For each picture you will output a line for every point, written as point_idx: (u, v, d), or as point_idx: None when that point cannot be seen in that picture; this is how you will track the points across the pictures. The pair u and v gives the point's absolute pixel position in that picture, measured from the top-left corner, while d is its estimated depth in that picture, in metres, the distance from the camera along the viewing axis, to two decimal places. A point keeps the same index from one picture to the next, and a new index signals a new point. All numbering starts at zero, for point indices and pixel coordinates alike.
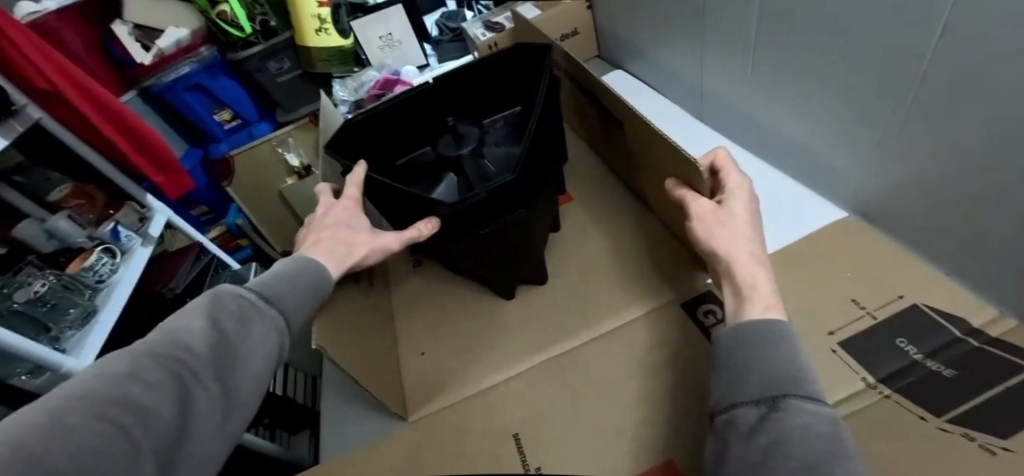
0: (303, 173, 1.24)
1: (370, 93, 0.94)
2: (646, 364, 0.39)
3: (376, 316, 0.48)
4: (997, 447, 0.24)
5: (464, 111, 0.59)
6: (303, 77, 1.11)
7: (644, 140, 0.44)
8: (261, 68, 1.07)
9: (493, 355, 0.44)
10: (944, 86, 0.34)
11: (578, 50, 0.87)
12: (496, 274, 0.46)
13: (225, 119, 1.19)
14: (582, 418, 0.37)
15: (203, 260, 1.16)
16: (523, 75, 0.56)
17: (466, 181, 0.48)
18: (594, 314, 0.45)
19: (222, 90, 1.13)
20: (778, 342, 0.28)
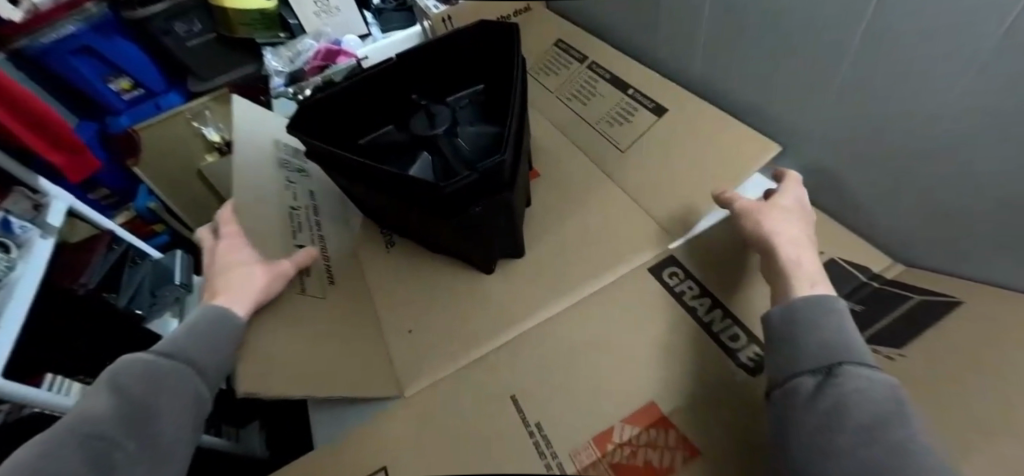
0: (224, 150, 1.14)
1: (312, 64, 0.88)
2: (622, 319, 0.43)
3: (345, 312, 0.48)
4: (897, 355, 0.34)
5: (428, 87, 0.58)
6: (219, 41, 0.99)
7: (681, 139, 0.53)
8: (167, 31, 0.95)
9: (478, 328, 0.46)
10: (869, 79, 0.40)
11: None
12: (478, 253, 0.48)
13: (123, 89, 1.05)
14: (571, 378, 0.40)
15: (116, 250, 1.08)
16: (484, 51, 0.55)
17: (440, 163, 0.48)
18: (571, 282, 0.47)
19: (120, 55, 0.99)
20: (829, 314, 0.33)
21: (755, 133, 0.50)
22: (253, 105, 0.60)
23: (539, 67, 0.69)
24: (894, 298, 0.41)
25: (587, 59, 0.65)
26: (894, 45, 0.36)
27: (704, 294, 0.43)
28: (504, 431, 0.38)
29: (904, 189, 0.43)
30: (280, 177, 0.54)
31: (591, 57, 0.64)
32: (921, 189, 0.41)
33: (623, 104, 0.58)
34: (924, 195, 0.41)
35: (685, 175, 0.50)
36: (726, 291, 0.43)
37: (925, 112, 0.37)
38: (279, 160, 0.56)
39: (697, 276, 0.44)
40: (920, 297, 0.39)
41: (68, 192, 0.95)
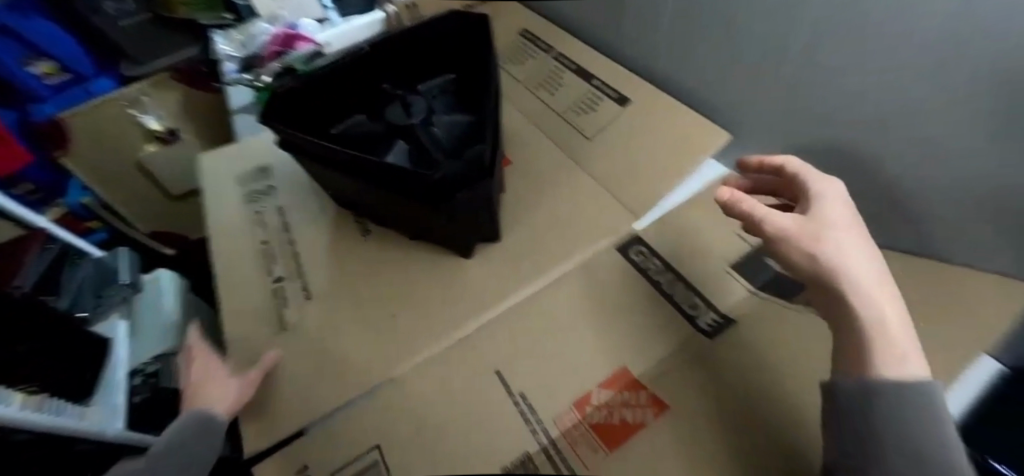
0: (168, 138, 1.11)
1: (268, 50, 0.84)
2: (593, 296, 0.46)
3: (328, 310, 0.50)
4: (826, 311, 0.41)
5: (398, 77, 0.58)
6: (154, 21, 0.98)
7: (643, 123, 0.57)
8: (95, 8, 0.92)
9: (459, 310, 0.48)
10: (811, 88, 0.46)
11: None
12: (461, 235, 0.49)
13: (46, 73, 0.96)
14: (549, 352, 0.43)
15: (52, 249, 1.03)
16: (455, 40, 0.56)
17: (416, 152, 0.49)
18: (548, 260, 0.50)
19: (38, 34, 0.91)
20: (924, 406, 0.30)
21: (709, 124, 0.53)
22: (216, 156, 0.69)
23: (507, 57, 0.71)
24: None
25: (553, 49, 0.67)
26: (833, 45, 0.41)
27: (666, 270, 0.47)
28: (494, 404, 0.41)
29: (839, 172, 0.48)
30: (249, 213, 0.60)
31: (557, 48, 0.67)
32: (853, 171, 0.47)
33: (590, 93, 0.61)
34: (855, 176, 0.47)
35: (651, 159, 0.54)
36: (687, 265, 0.47)
37: (860, 118, 0.43)
38: (245, 195, 0.62)
39: (660, 253, 0.48)
40: None
41: None
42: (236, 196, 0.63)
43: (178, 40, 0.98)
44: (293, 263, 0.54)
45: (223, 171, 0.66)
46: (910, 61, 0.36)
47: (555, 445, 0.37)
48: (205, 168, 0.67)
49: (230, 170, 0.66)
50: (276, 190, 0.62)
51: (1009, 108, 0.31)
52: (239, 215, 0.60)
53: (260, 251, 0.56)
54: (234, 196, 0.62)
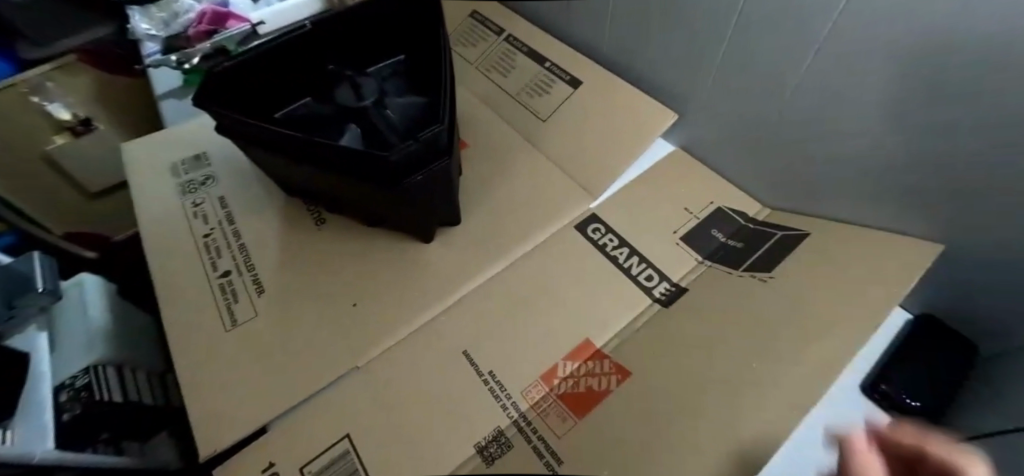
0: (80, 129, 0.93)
1: (196, 28, 0.77)
2: (555, 272, 0.48)
3: (284, 302, 0.48)
4: (768, 276, 0.43)
5: (344, 59, 0.56)
6: None
7: (596, 102, 0.58)
8: None
9: (422, 294, 0.47)
10: (770, 86, 0.46)
11: None
12: (419, 219, 0.48)
13: None
14: (514, 330, 0.44)
15: None
16: (404, 20, 0.54)
17: (371, 135, 0.48)
18: (508, 240, 0.50)
19: None
20: None
21: (658, 107, 0.55)
22: (144, 142, 0.64)
23: (457, 39, 0.70)
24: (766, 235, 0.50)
25: (503, 31, 0.67)
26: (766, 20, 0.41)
27: (622, 245, 0.49)
28: (463, 383, 0.41)
29: None
30: (185, 205, 0.56)
31: (508, 30, 0.66)
32: None
33: (542, 76, 0.62)
34: None
35: (602, 138, 0.55)
36: (643, 241, 0.49)
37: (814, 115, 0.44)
38: (180, 187, 0.58)
39: (616, 229, 0.50)
40: (779, 234, 0.48)
41: None
42: (168, 184, 0.58)
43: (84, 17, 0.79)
44: (240, 258, 0.51)
45: (154, 163, 0.61)
46: (848, 45, 0.36)
47: (525, 417, 0.39)
48: (131, 155, 0.62)
49: (162, 157, 0.62)
50: (216, 180, 0.58)
51: (916, 94, 0.34)
52: (174, 207, 0.56)
53: (201, 247, 0.52)
54: (166, 185, 0.58)
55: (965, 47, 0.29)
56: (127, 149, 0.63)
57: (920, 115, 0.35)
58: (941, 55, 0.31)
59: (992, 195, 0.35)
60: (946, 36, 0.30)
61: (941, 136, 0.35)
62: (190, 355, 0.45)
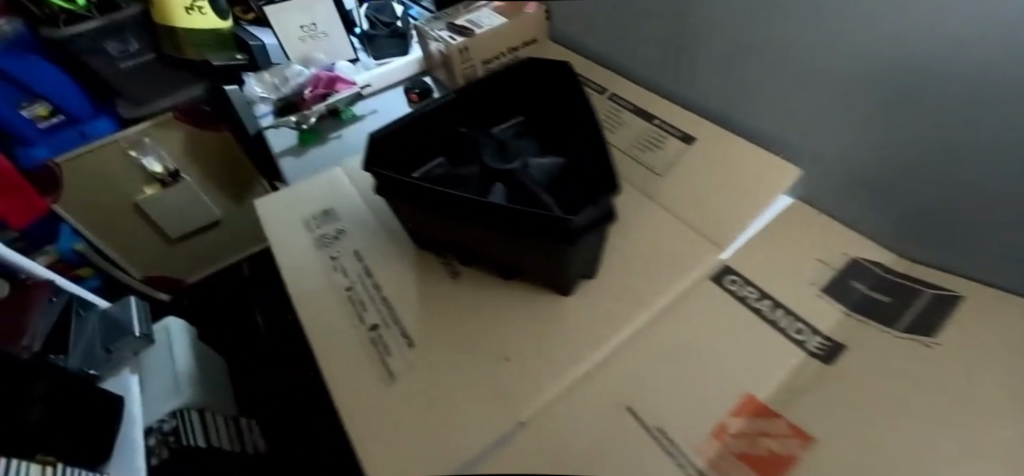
0: (168, 180, 1.41)
1: (313, 92, 0.83)
2: (698, 323, 0.49)
3: (434, 358, 0.48)
4: (931, 343, 0.44)
5: (473, 118, 0.58)
6: (157, 62, 1.26)
7: (715, 153, 0.60)
8: (100, 50, 1.18)
9: (571, 348, 0.48)
10: (801, 93, 0.52)
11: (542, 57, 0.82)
12: (565, 274, 0.49)
13: (40, 115, 1.21)
14: (673, 383, 0.44)
15: (59, 301, 0.98)
16: (532, 83, 0.58)
17: (518, 194, 0.49)
18: (647, 294, 0.51)
19: (27, 74, 1.13)
20: None
21: (781, 161, 0.56)
22: (273, 199, 0.68)
23: None
24: (910, 289, 0.50)
25: (607, 90, 0.71)
26: (796, 29, 0.48)
27: (763, 296, 0.50)
28: (632, 442, 0.41)
29: None
30: (326, 259, 0.59)
31: (611, 89, 0.71)
32: None
33: (651, 132, 0.65)
34: None
35: (719, 190, 0.57)
36: (784, 293, 0.50)
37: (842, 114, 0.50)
38: (316, 242, 0.61)
39: (754, 281, 0.51)
40: (928, 291, 0.49)
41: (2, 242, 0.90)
42: (306, 238, 0.62)
43: (182, 77, 1.30)
44: (385, 312, 0.52)
45: (286, 218, 0.65)
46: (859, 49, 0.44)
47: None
48: (266, 211, 0.67)
49: (294, 213, 0.66)
50: (347, 234, 0.62)
51: (928, 83, 0.40)
52: (315, 262, 0.59)
53: (347, 301, 0.54)
54: (304, 240, 0.62)
55: (965, 40, 0.35)
56: (259, 204, 0.67)
57: (930, 103, 0.41)
58: (946, 50, 0.37)
59: (998, 171, 0.40)
60: (950, 31, 0.36)
61: (950, 120, 0.40)
62: (350, 404, 0.46)
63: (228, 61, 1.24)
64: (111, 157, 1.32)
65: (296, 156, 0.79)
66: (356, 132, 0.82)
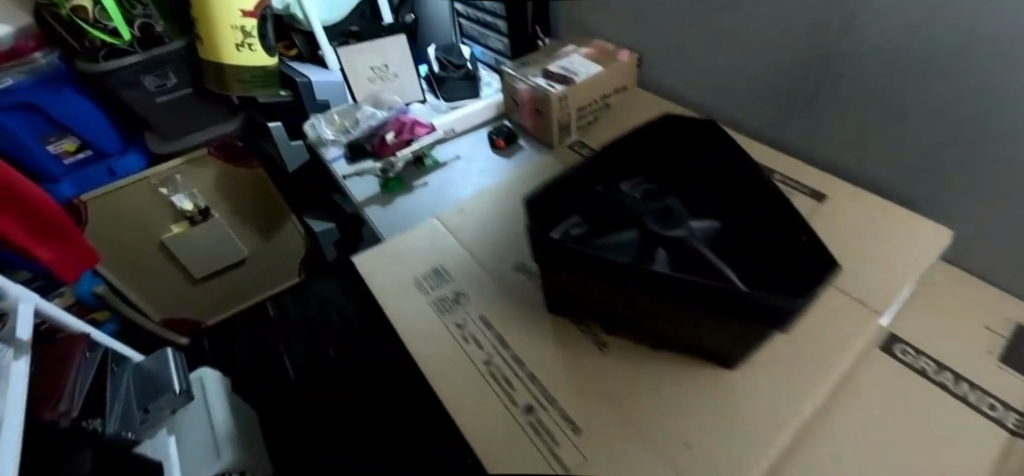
0: (197, 217, 1.37)
1: (398, 136, 0.79)
2: (881, 397, 0.47)
3: (608, 440, 0.43)
4: None
5: (610, 175, 0.56)
6: (194, 94, 1.23)
7: (851, 215, 0.60)
8: (136, 82, 1.14)
9: (755, 428, 0.44)
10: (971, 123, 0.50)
11: (632, 104, 0.81)
12: (738, 349, 0.46)
13: (66, 151, 1.17)
14: (879, 467, 0.42)
15: (95, 356, 0.91)
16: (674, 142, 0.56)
17: (685, 259, 0.45)
18: (821, 366, 0.48)
19: (63, 110, 1.10)
20: None
21: (929, 222, 0.57)
22: (372, 253, 0.64)
23: None
24: None
25: None
26: (966, 63, 0.47)
27: (942, 368, 0.49)
28: None
29: None
30: (450, 325, 0.54)
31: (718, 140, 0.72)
32: None
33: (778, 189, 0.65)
34: None
35: (864, 252, 0.56)
36: (961, 363, 0.49)
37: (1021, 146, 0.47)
38: (434, 306, 0.56)
39: (926, 351, 0.50)
40: None
41: (37, 293, 0.84)
42: (420, 300, 0.57)
43: (216, 107, 1.27)
44: (536, 390, 0.48)
45: (395, 274, 0.60)
46: None
47: None
48: (366, 268, 0.62)
49: (401, 270, 0.61)
50: (468, 297, 0.57)
51: None
52: (440, 327, 0.54)
53: (490, 377, 0.49)
54: (419, 303, 0.57)
55: None
56: (356, 261, 0.62)
57: None
58: None
59: None
60: None
61: None
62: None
63: (273, 99, 1.22)
64: (137, 194, 1.29)
65: (382, 206, 0.73)
66: (441, 178, 0.77)
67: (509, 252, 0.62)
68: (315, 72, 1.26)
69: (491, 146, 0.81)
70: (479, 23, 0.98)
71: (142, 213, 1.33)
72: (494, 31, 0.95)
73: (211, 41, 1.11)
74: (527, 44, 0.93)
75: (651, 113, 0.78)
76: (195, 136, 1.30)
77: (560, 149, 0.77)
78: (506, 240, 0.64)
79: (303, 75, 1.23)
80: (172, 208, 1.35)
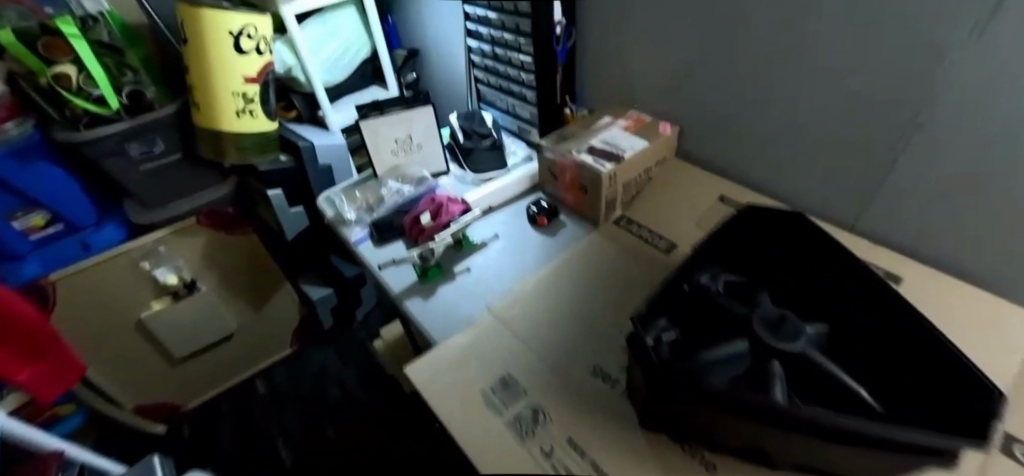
0: (182, 291, 1.25)
1: (435, 219, 0.72)
2: None
3: None
4: None
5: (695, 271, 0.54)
6: (184, 160, 1.14)
7: (935, 297, 0.56)
8: (120, 152, 1.04)
9: None
10: None
11: (672, 175, 0.79)
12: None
13: (34, 226, 1.05)
14: None
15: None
16: (751, 238, 0.56)
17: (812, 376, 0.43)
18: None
19: (34, 184, 1.00)
20: None
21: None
22: (425, 360, 0.56)
23: (707, 224, 0.71)
24: None
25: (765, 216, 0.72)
26: None
27: None
28: None
29: None
30: (535, 453, 0.47)
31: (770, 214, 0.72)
32: None
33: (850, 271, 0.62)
34: None
35: (958, 335, 0.52)
36: None
37: None
38: (513, 429, 0.49)
39: None
40: None
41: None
42: (495, 420, 0.50)
43: (206, 175, 1.19)
44: None
45: (459, 385, 0.54)
46: None
47: None
48: (423, 379, 0.54)
49: (465, 380, 0.54)
50: (548, 415, 0.50)
51: None
52: (523, 454, 0.47)
53: None
54: (491, 423, 0.50)
55: None
56: (410, 373, 0.55)
57: None
58: None
59: None
60: None
61: None
62: None
63: (274, 165, 1.16)
64: (115, 271, 1.17)
65: (423, 298, 0.66)
66: (484, 261, 0.71)
67: (578, 351, 0.56)
68: (316, 135, 1.21)
69: (531, 222, 0.77)
70: (502, 91, 0.96)
71: (118, 291, 1.19)
72: (518, 99, 0.93)
73: (207, 109, 1.04)
74: (555, 114, 0.90)
75: (695, 188, 0.76)
76: (182, 204, 1.20)
77: (605, 226, 0.74)
78: (572, 331, 0.59)
79: (305, 139, 1.18)
80: (154, 283, 1.23)
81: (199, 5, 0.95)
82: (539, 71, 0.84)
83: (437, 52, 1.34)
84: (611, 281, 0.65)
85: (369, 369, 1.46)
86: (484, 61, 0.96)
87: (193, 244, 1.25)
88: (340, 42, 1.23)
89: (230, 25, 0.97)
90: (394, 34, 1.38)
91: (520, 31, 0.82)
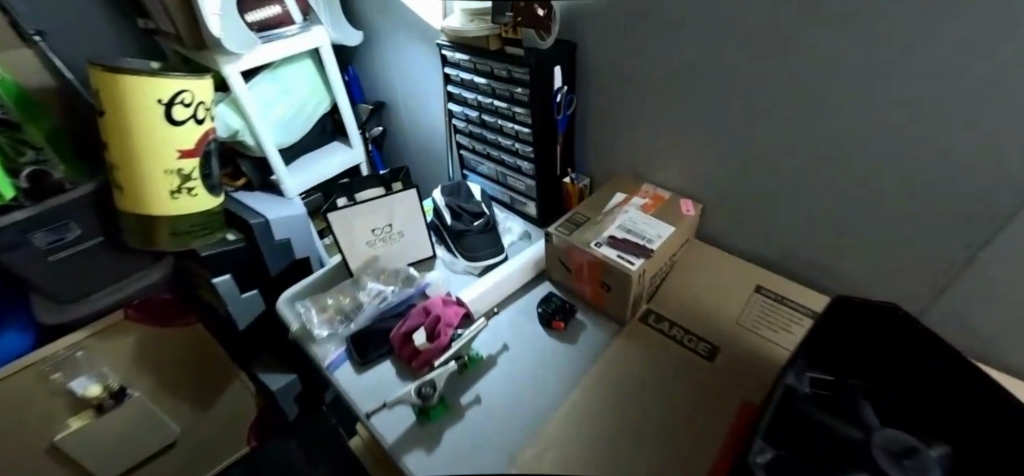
0: (107, 403, 1.04)
1: (434, 339, 0.58)
2: None
3: None
4: None
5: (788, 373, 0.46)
6: (106, 245, 0.94)
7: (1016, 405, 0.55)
8: (19, 244, 0.82)
9: None
10: None
11: (695, 263, 0.73)
12: None
13: None
14: None
15: None
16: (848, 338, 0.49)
17: None
18: None
19: None
20: None
21: None
22: None
23: (752, 324, 0.63)
24: None
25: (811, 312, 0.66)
26: None
27: None
28: None
29: None
30: None
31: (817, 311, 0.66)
32: None
33: None
34: None
35: None
36: None
37: None
38: None
39: None
40: None
41: None
42: None
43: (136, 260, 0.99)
44: None
45: None
46: None
47: None
48: None
49: None
50: None
51: None
52: None
53: None
54: None
55: None
56: None
57: None
58: None
59: None
60: None
61: None
62: None
63: (218, 246, 0.97)
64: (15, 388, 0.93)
65: (426, 449, 0.52)
66: (496, 385, 0.58)
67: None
68: (273, 207, 1.05)
69: (544, 326, 0.65)
70: (489, 159, 0.85)
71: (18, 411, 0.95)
72: (511, 170, 0.81)
73: (132, 188, 0.86)
74: (554, 185, 0.81)
75: (727, 279, 0.71)
76: (105, 297, 0.99)
77: (634, 325, 0.64)
78: (620, 461, 0.48)
79: (258, 214, 1.01)
80: (70, 395, 1.01)
81: (119, 70, 0.78)
82: (539, 142, 0.73)
83: (407, 107, 1.22)
84: (662, 395, 0.55)
85: (341, 463, 1.28)
86: (468, 126, 0.84)
87: (122, 344, 1.04)
88: (296, 100, 1.08)
89: (162, 93, 0.81)
90: (356, 87, 1.25)
91: (516, 99, 0.71)
